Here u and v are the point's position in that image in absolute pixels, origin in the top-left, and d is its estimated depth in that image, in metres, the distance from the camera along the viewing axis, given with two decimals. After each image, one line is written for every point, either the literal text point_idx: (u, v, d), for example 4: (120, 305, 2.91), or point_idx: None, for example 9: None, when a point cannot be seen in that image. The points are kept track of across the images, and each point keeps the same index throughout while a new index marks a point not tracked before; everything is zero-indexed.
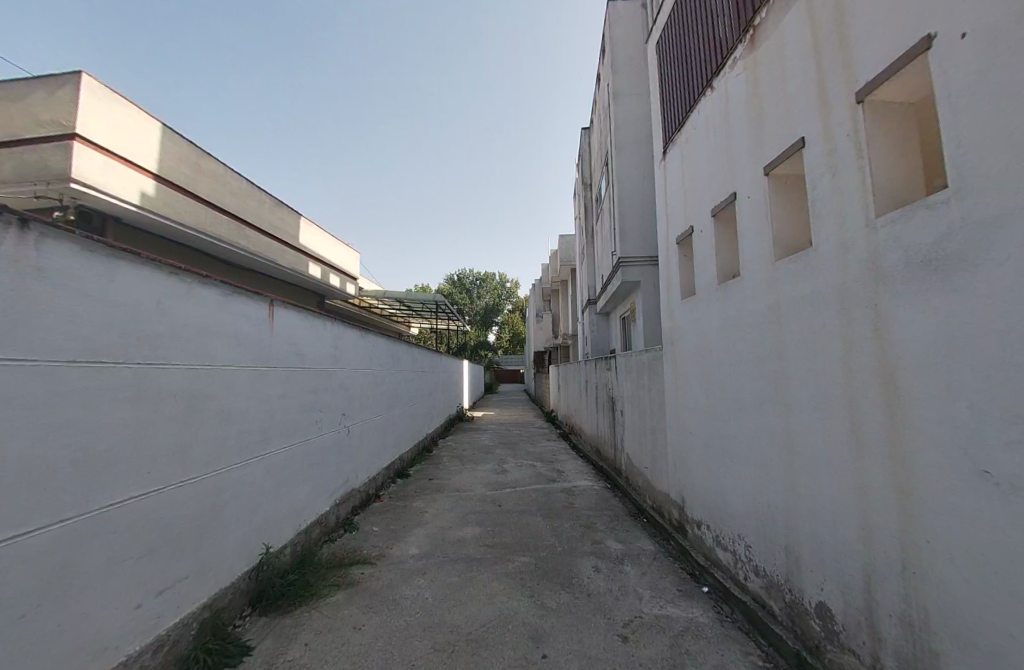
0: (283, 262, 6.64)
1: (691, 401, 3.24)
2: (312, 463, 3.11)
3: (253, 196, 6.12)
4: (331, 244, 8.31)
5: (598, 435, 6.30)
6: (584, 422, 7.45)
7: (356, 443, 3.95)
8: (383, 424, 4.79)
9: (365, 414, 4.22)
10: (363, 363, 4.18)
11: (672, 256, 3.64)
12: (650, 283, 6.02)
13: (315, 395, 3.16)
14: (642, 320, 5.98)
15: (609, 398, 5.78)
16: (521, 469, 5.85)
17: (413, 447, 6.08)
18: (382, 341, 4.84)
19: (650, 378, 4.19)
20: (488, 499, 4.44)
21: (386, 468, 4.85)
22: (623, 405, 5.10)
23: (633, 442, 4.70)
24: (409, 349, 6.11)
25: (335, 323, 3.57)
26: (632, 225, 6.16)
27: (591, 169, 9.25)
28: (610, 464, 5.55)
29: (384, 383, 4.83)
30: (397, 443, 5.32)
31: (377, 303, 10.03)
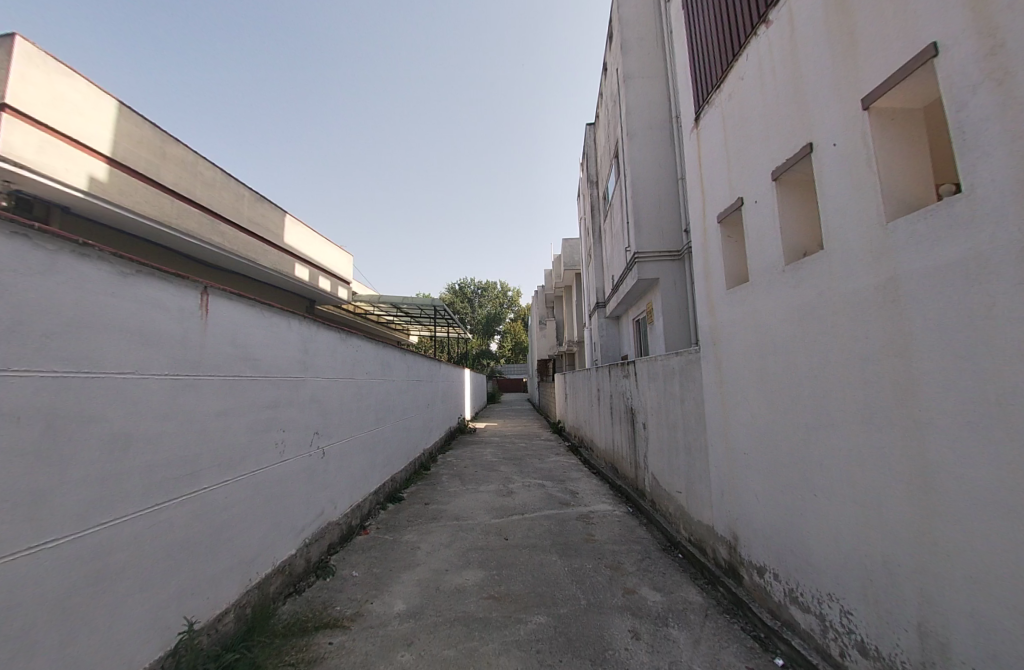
0: (264, 261, 6.08)
1: (746, 414, 2.58)
2: (269, 496, 2.47)
3: (230, 189, 5.58)
4: (320, 244, 7.75)
5: (615, 451, 5.61)
6: (597, 435, 6.78)
7: (333, 468, 3.30)
8: (370, 443, 4.14)
9: (346, 432, 3.58)
10: (343, 371, 3.55)
11: (711, 237, 3.02)
12: (670, 280, 5.39)
13: (275, 410, 2.53)
14: (662, 321, 5.36)
15: (627, 409, 5.13)
16: (530, 490, 5.17)
17: (407, 466, 5.42)
18: (369, 347, 4.21)
19: (682, 385, 3.54)
20: (492, 530, 3.76)
21: (374, 493, 4.17)
22: (645, 417, 4.44)
23: (661, 462, 4.02)
24: (402, 357, 5.48)
25: (305, 323, 2.95)
26: (648, 215, 5.57)
27: (598, 165, 8.72)
28: (632, 485, 4.85)
29: (370, 395, 4.19)
30: (387, 463, 4.66)
31: (372, 308, 9.46)
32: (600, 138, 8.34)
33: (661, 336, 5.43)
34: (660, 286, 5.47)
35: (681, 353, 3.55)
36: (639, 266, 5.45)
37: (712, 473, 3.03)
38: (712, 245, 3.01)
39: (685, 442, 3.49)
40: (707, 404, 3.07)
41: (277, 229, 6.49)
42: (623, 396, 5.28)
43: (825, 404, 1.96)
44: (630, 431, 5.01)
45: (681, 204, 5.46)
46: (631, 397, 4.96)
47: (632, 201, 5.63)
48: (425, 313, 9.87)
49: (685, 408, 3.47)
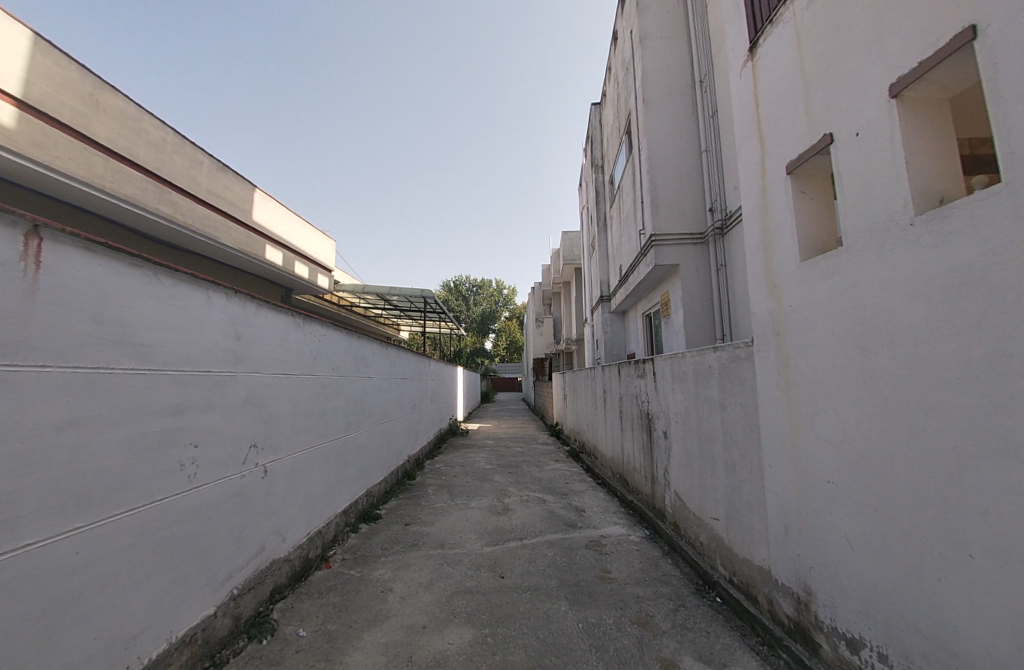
0: (227, 239, 5.30)
1: (834, 428, 1.90)
2: (171, 538, 1.74)
3: (183, 153, 4.79)
4: (298, 226, 6.96)
5: (626, 461, 4.92)
6: (602, 441, 6.09)
7: (280, 488, 2.57)
8: (338, 453, 3.42)
9: (303, 442, 2.85)
10: (300, 364, 2.82)
11: (775, 196, 2.34)
12: (691, 267, 4.70)
13: (181, 417, 1.80)
14: (682, 313, 4.68)
15: (641, 414, 4.43)
16: (527, 505, 4.47)
17: (387, 477, 4.69)
18: (338, 337, 3.48)
19: (721, 388, 2.85)
20: (484, 564, 3.04)
21: (342, 513, 3.45)
22: (668, 425, 3.75)
23: (689, 480, 3.35)
24: (383, 352, 4.74)
25: (238, 299, 2.21)
26: (667, 193, 4.88)
27: (604, 148, 8.04)
28: (649, 504, 4.16)
29: (340, 394, 3.47)
30: (361, 476, 3.94)
31: (357, 300, 8.68)
32: (607, 116, 7.63)
33: (679, 330, 4.76)
34: (679, 273, 4.78)
35: (720, 347, 2.86)
36: (657, 250, 4.76)
37: (770, 501, 2.35)
38: (774, 207, 2.35)
39: (726, 457, 2.81)
40: (765, 412, 2.39)
41: (245, 204, 5.70)
42: (636, 400, 4.59)
43: (1001, 420, 1.27)
44: (645, 440, 4.32)
45: (706, 181, 4.77)
46: (647, 401, 4.27)
47: (648, 177, 4.94)
48: (414, 307, 9.13)
49: (726, 415, 2.79)
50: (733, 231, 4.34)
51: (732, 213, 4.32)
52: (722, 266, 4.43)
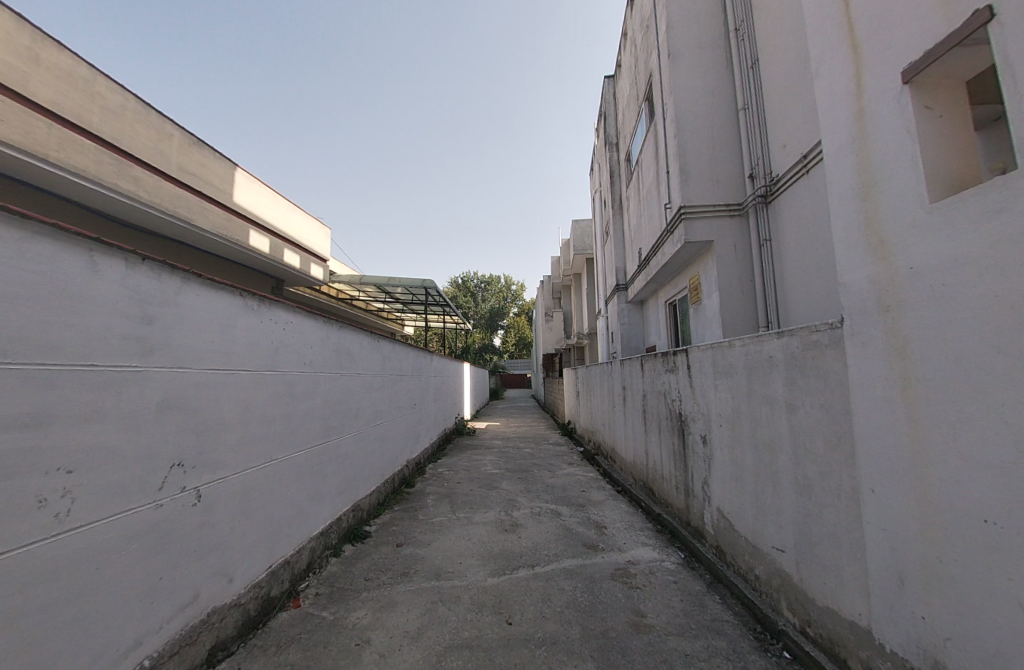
0: (204, 222, 4.78)
1: (1001, 445, 1.27)
2: (24, 612, 1.19)
3: (149, 124, 4.28)
4: (287, 210, 6.44)
5: (652, 468, 4.29)
6: (622, 444, 5.45)
7: (225, 515, 2.02)
8: (313, 464, 2.86)
9: (261, 455, 2.29)
10: (255, 358, 2.26)
11: (880, 121, 1.70)
12: (728, 243, 4.03)
13: (42, 432, 1.25)
14: (717, 297, 4.02)
15: (672, 415, 3.77)
16: (539, 520, 3.86)
17: (379, 487, 4.14)
18: (312, 326, 2.91)
19: (789, 384, 2.21)
20: (487, 604, 2.46)
21: (318, 535, 2.90)
22: (709, 429, 3.09)
23: (739, 499, 2.71)
24: (373, 345, 4.17)
25: (149, 269, 1.64)
26: (699, 158, 4.20)
27: (620, 121, 7.33)
28: (684, 521, 3.53)
29: (315, 394, 2.91)
30: (346, 489, 3.39)
31: (355, 291, 8.14)
32: (623, 85, 6.92)
33: (714, 318, 4.10)
34: (713, 251, 4.11)
35: (786, 331, 2.23)
36: (687, 224, 4.10)
37: (873, 539, 1.72)
38: (881, 134, 1.69)
39: (797, 474, 2.18)
40: (865, 418, 1.75)
41: (224, 185, 5.18)
42: (665, 398, 3.94)
43: None
44: (676, 446, 3.68)
45: (745, 142, 4.09)
46: (678, 400, 3.63)
47: (675, 141, 4.28)
48: (415, 299, 8.56)
49: (797, 420, 2.16)
50: (779, 198, 3.66)
51: (778, 176, 3.64)
52: (766, 240, 3.75)
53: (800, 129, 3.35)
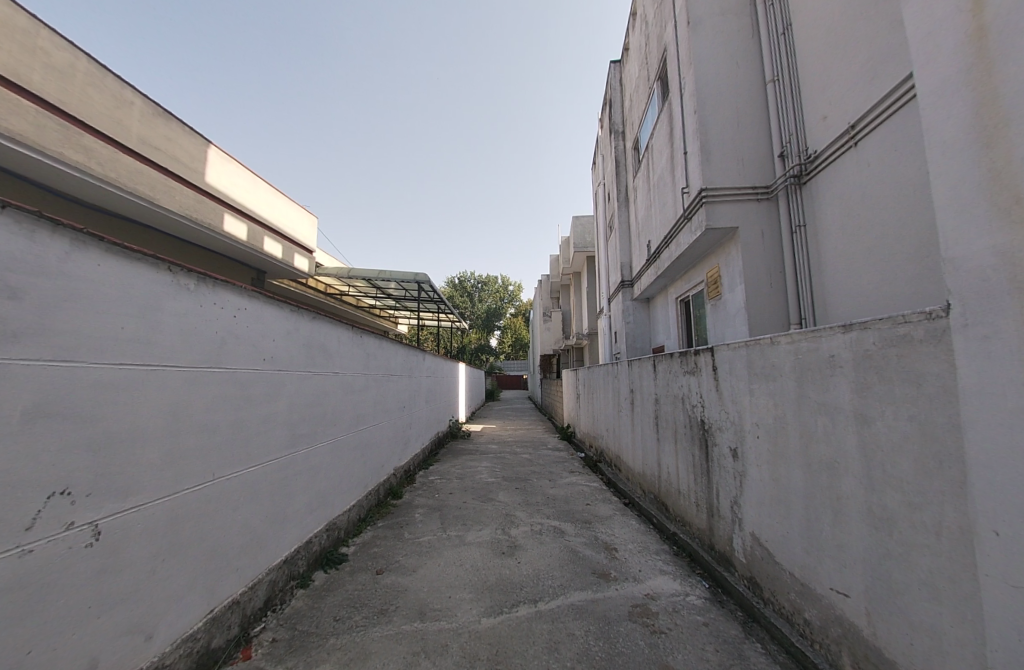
0: (170, 202, 4.29)
1: None
2: None
3: (105, 89, 3.79)
4: (268, 195, 5.95)
5: (667, 481, 3.85)
6: (630, 452, 5.01)
7: (143, 554, 1.55)
8: (275, 479, 2.40)
9: (200, 472, 1.83)
10: (192, 350, 1.79)
11: (1009, 37, 1.27)
12: (755, 230, 3.61)
13: None
14: (742, 291, 3.60)
15: (693, 422, 3.32)
16: (541, 540, 3.41)
17: (360, 502, 3.66)
18: (277, 315, 2.44)
19: (860, 390, 1.78)
20: (481, 656, 1.99)
21: (281, 565, 2.43)
22: (743, 441, 2.65)
23: (785, 525, 2.28)
24: (355, 341, 3.70)
25: (13, 222, 1.17)
26: (721, 136, 3.78)
27: (627, 107, 6.90)
28: (708, 545, 3.09)
29: (279, 396, 2.44)
30: (319, 506, 2.92)
31: (344, 285, 7.65)
32: (631, 68, 6.50)
33: (738, 314, 3.67)
34: (737, 239, 3.69)
35: (855, 324, 1.80)
36: (708, 208, 3.67)
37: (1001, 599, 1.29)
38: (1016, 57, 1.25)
39: (873, 502, 1.74)
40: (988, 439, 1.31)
41: (195, 163, 4.69)
42: (684, 403, 3.49)
43: None
44: (698, 458, 3.24)
45: (774, 119, 3.67)
46: (700, 406, 3.19)
47: (695, 118, 3.86)
48: (409, 295, 8.08)
49: (873, 434, 1.72)
50: (816, 179, 3.24)
51: (815, 153, 3.22)
52: (800, 225, 3.34)
53: (845, 97, 2.92)
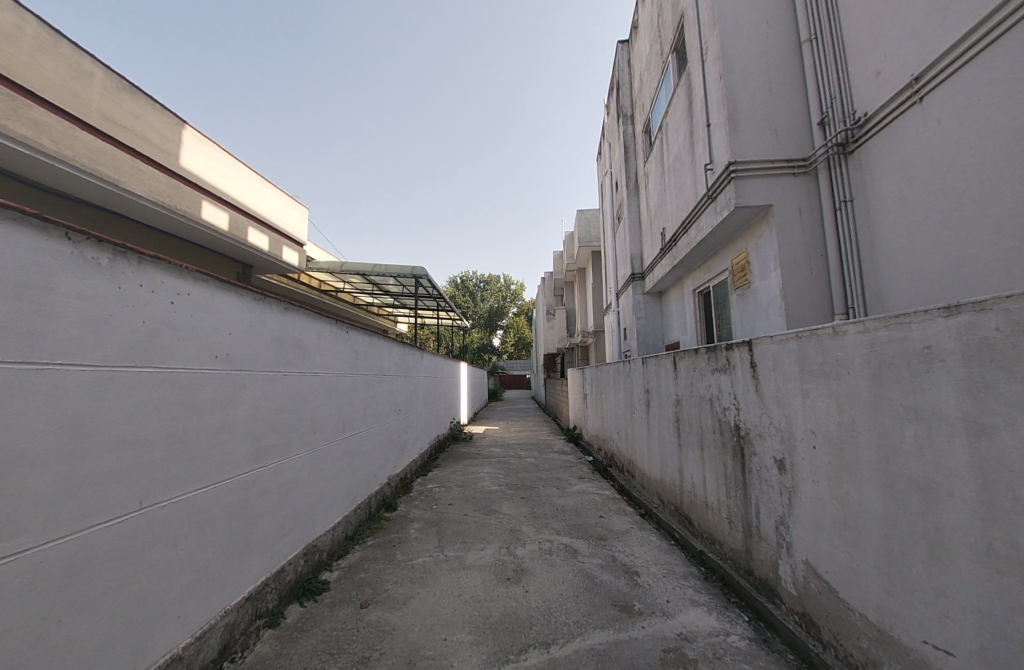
0: (138, 186, 3.90)
1: None
2: None
3: (59, 57, 3.40)
4: (253, 183, 5.58)
5: (691, 492, 3.43)
6: (645, 458, 4.58)
7: (27, 618, 1.14)
8: (233, 501, 2.00)
9: (120, 500, 1.43)
10: (104, 345, 1.39)
11: None
12: (791, 207, 3.19)
13: None
14: (776, 277, 3.18)
15: (725, 427, 2.89)
16: (550, 561, 2.98)
17: (346, 518, 3.26)
18: (235, 305, 2.03)
19: (974, 390, 1.36)
20: None
21: (242, 603, 2.03)
22: (793, 450, 2.23)
23: (853, 556, 1.86)
24: (341, 338, 3.29)
25: None
26: (750, 103, 3.35)
27: (636, 88, 6.47)
28: (745, 569, 2.67)
29: (238, 401, 2.04)
30: (295, 527, 2.53)
31: (338, 281, 7.25)
32: (641, 45, 6.07)
33: (772, 304, 3.25)
34: (769, 219, 3.27)
35: (966, 305, 1.39)
36: (737, 184, 3.25)
37: None
38: None
39: (995, 540, 1.32)
40: None
41: (168, 144, 4.31)
42: (712, 404, 3.06)
43: None
44: (731, 469, 2.82)
45: (811, 82, 3.25)
46: (733, 409, 2.76)
47: (720, 84, 3.43)
48: (406, 291, 7.67)
49: (995, 449, 1.30)
50: (867, 146, 2.81)
51: (866, 117, 2.79)
52: (847, 201, 2.95)
53: (905, 45, 2.49)
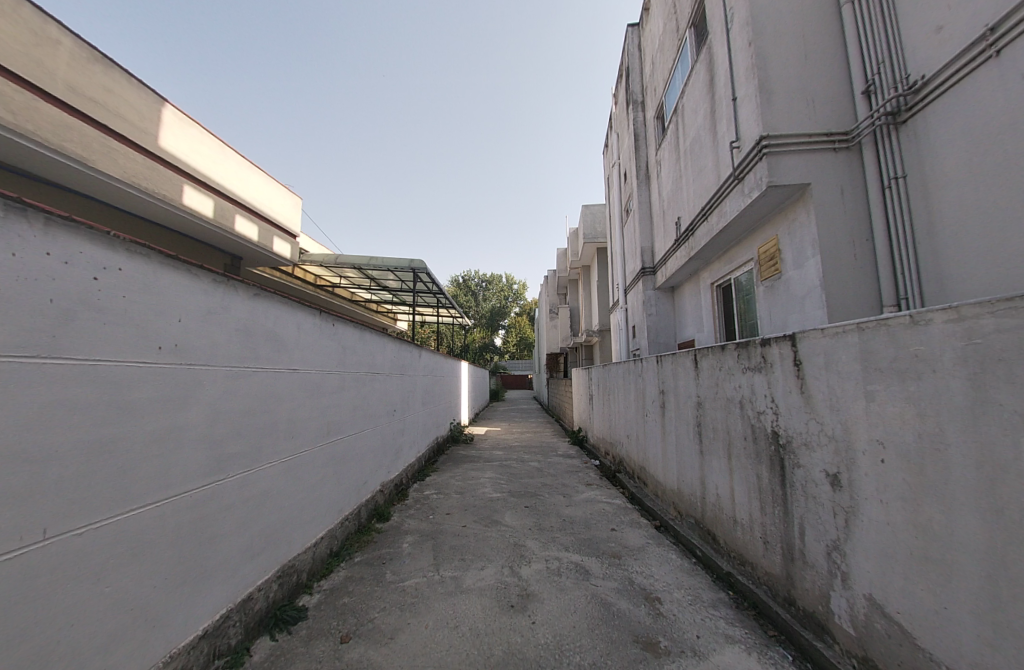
0: (111, 166, 3.60)
1: None
2: None
3: (21, 21, 3.09)
4: (241, 168, 5.29)
5: (716, 505, 3.07)
6: (660, 465, 4.21)
7: None
8: (183, 521, 1.66)
9: (13, 531, 1.10)
10: None
11: None
12: (831, 187, 2.84)
13: None
14: (814, 265, 2.83)
15: (760, 434, 2.54)
16: (559, 583, 2.64)
17: (331, 531, 2.92)
18: (187, 286, 1.70)
19: None
20: None
21: (194, 643, 1.69)
22: (853, 463, 1.86)
23: (939, 598, 1.51)
24: (326, 331, 2.95)
25: None
26: (784, 71, 3.00)
27: (648, 71, 6.12)
28: (786, 599, 2.31)
29: (191, 402, 1.70)
30: (267, 547, 2.19)
31: (333, 274, 6.91)
32: (654, 25, 5.72)
33: (809, 295, 2.90)
34: (806, 200, 2.92)
35: None
36: (770, 161, 2.90)
37: None
38: None
39: None
40: None
41: (145, 123, 4.03)
42: (743, 408, 2.71)
43: None
44: (768, 482, 2.47)
45: (852, 46, 2.89)
46: (772, 414, 2.44)
47: (750, 50, 3.08)
48: (404, 287, 7.32)
49: None
50: (924, 113, 2.45)
51: (924, 80, 2.42)
52: (898, 177, 2.59)
53: None
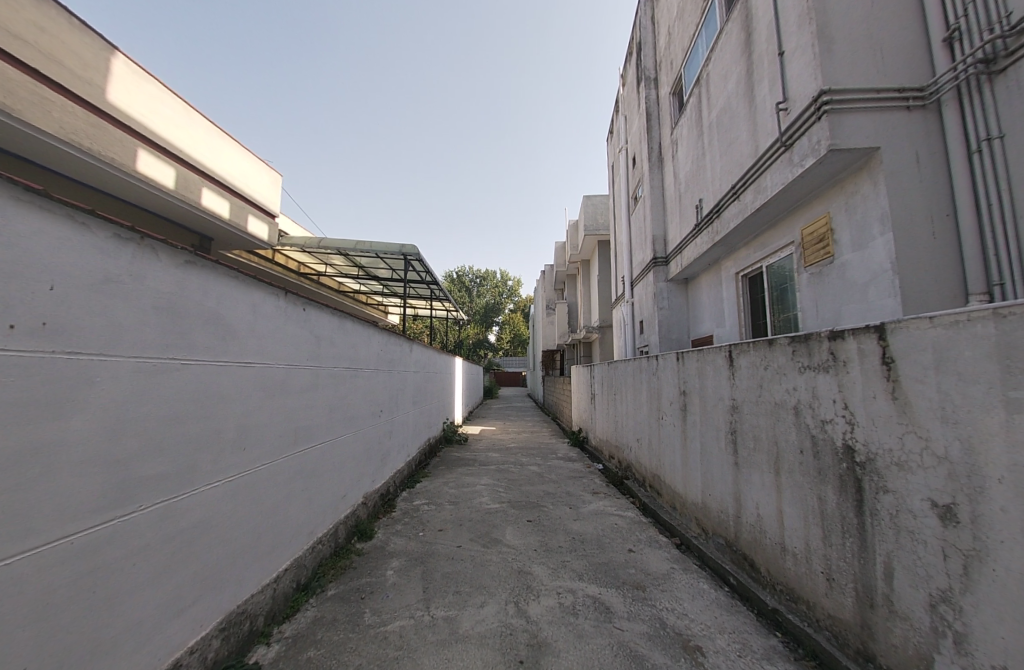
0: (44, 117, 3.02)
1: None
2: None
3: None
4: (210, 136, 4.73)
5: (757, 527, 2.62)
6: (679, 475, 3.75)
7: None
8: (59, 583, 1.13)
9: None
10: None
11: None
12: (902, 152, 2.39)
13: None
14: (881, 244, 2.38)
15: (826, 446, 2.08)
16: (577, 627, 2.16)
17: (298, 560, 2.41)
18: (67, 241, 1.17)
19: None
20: None
21: None
22: (980, 493, 1.41)
23: None
24: (294, 316, 2.44)
25: None
26: (846, 15, 2.53)
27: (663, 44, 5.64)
28: (861, 654, 1.86)
29: (75, 409, 1.18)
30: (205, 593, 1.68)
31: (317, 261, 6.34)
32: None
33: (873, 282, 2.45)
34: (870, 169, 2.47)
35: None
36: (830, 120, 2.43)
37: None
38: None
39: None
40: None
41: (91, 73, 3.46)
42: (801, 416, 2.25)
43: None
44: (837, 507, 2.01)
45: None
46: (844, 425, 1.98)
47: None
48: (395, 276, 6.78)
49: None
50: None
51: None
52: (992, 139, 2.15)
53: None
